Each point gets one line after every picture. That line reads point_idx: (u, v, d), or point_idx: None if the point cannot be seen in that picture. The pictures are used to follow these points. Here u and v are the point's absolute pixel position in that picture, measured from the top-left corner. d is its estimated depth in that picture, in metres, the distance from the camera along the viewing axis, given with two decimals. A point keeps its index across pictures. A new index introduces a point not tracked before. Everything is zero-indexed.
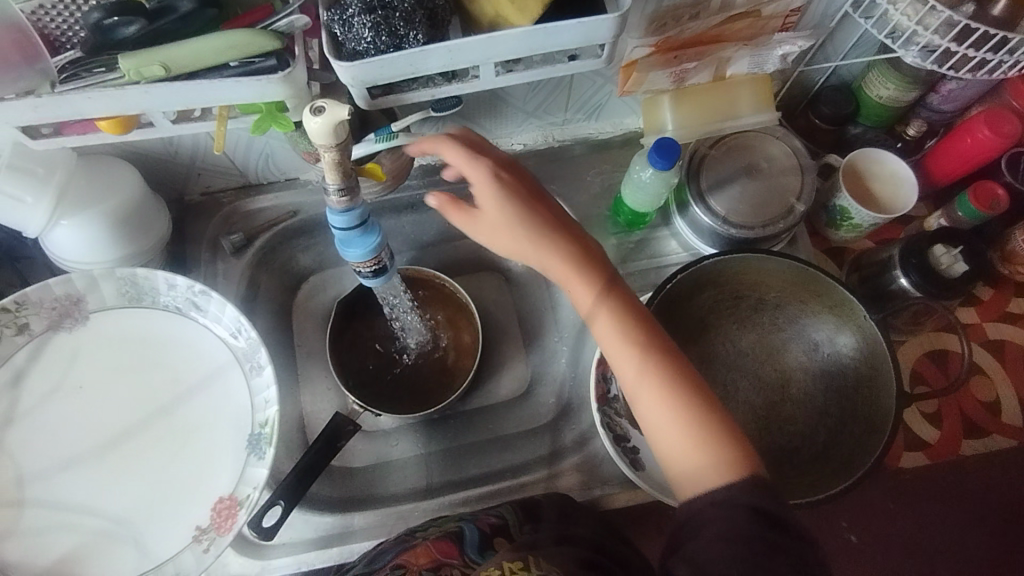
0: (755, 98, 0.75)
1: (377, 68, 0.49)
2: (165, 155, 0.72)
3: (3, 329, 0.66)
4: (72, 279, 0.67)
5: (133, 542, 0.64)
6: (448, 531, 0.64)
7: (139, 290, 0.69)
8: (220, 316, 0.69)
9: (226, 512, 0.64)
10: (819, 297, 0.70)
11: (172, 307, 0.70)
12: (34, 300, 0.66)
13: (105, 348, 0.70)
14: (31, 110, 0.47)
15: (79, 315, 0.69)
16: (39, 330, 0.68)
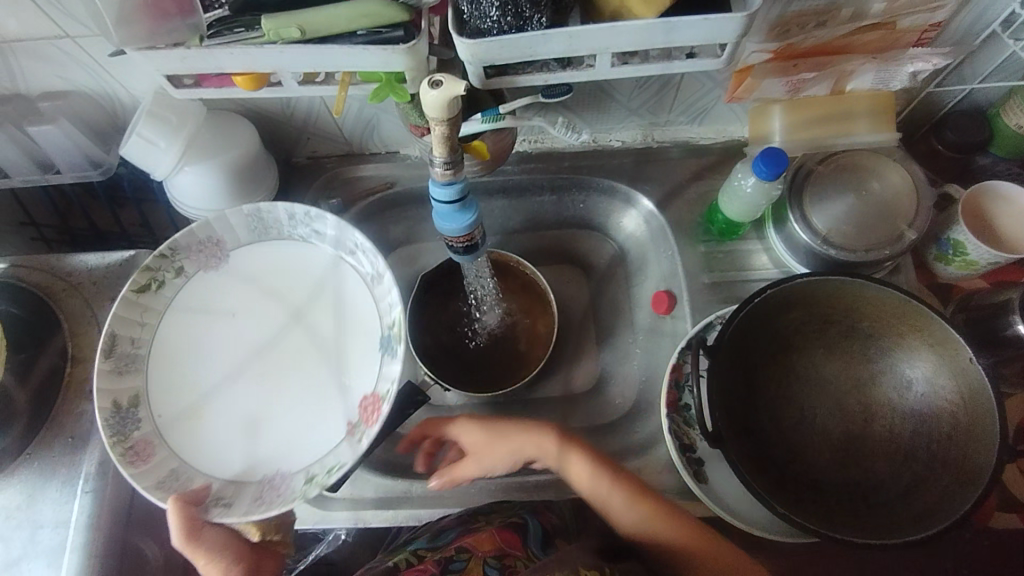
0: (872, 117, 0.72)
1: (498, 48, 0.50)
2: (281, 117, 0.76)
3: (163, 275, 0.69)
4: (211, 221, 0.70)
5: (296, 450, 0.66)
6: (511, 523, 0.69)
7: (266, 223, 0.71)
8: (338, 235, 0.71)
9: (373, 406, 0.66)
10: (919, 332, 0.66)
11: (297, 236, 0.73)
12: (182, 245, 0.69)
13: (247, 280, 0.72)
14: (180, 61, 0.51)
15: (220, 255, 0.71)
16: (189, 272, 0.71)
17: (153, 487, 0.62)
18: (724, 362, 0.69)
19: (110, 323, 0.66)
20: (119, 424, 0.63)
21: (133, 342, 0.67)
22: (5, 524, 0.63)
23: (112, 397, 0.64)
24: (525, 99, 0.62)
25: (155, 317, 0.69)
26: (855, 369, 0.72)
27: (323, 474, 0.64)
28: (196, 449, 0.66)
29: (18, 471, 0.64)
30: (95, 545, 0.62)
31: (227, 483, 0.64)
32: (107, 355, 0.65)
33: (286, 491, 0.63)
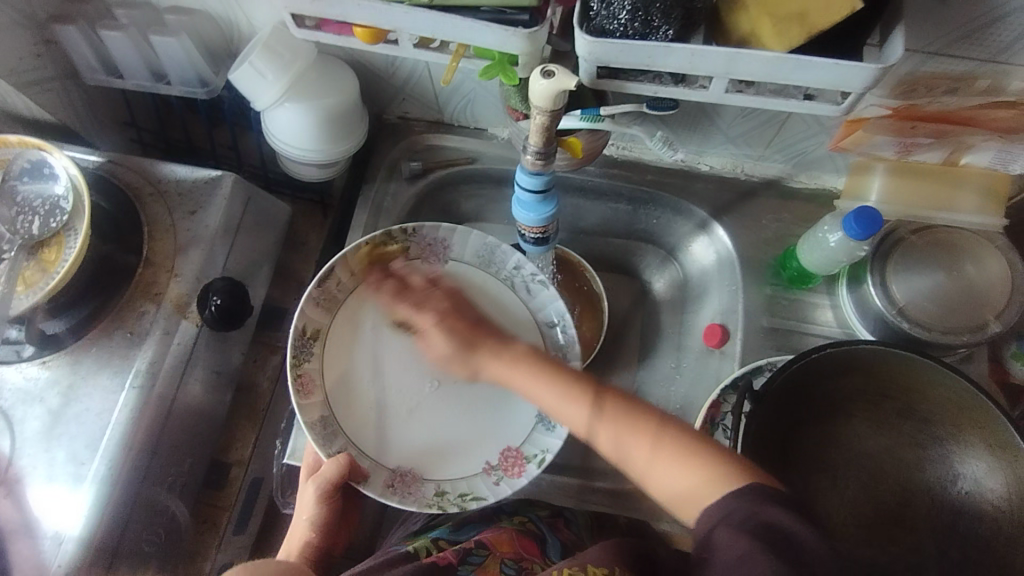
0: (980, 199, 0.68)
1: (617, 51, 0.50)
2: (384, 73, 0.77)
3: (384, 246, 0.72)
4: (456, 231, 0.73)
5: (434, 462, 0.69)
6: (527, 530, 0.67)
7: (494, 257, 0.74)
8: (549, 305, 0.74)
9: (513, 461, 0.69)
10: (980, 429, 0.63)
11: (510, 282, 0.75)
12: (423, 231, 0.73)
13: (445, 289, 0.74)
14: (308, 2, 0.52)
15: (440, 257, 0.74)
16: (410, 254, 0.73)
17: (313, 424, 0.66)
18: (780, 402, 0.66)
19: (335, 260, 0.70)
20: (299, 349, 0.68)
21: (337, 284, 0.71)
22: (55, 399, 0.66)
23: (305, 322, 0.68)
24: (630, 106, 0.60)
25: (361, 274, 0.72)
26: (900, 450, 0.68)
27: (455, 495, 0.67)
28: (352, 407, 0.70)
29: (76, 353, 0.68)
30: (132, 437, 0.66)
31: (377, 463, 0.68)
32: (318, 283, 0.69)
33: (419, 495, 0.67)
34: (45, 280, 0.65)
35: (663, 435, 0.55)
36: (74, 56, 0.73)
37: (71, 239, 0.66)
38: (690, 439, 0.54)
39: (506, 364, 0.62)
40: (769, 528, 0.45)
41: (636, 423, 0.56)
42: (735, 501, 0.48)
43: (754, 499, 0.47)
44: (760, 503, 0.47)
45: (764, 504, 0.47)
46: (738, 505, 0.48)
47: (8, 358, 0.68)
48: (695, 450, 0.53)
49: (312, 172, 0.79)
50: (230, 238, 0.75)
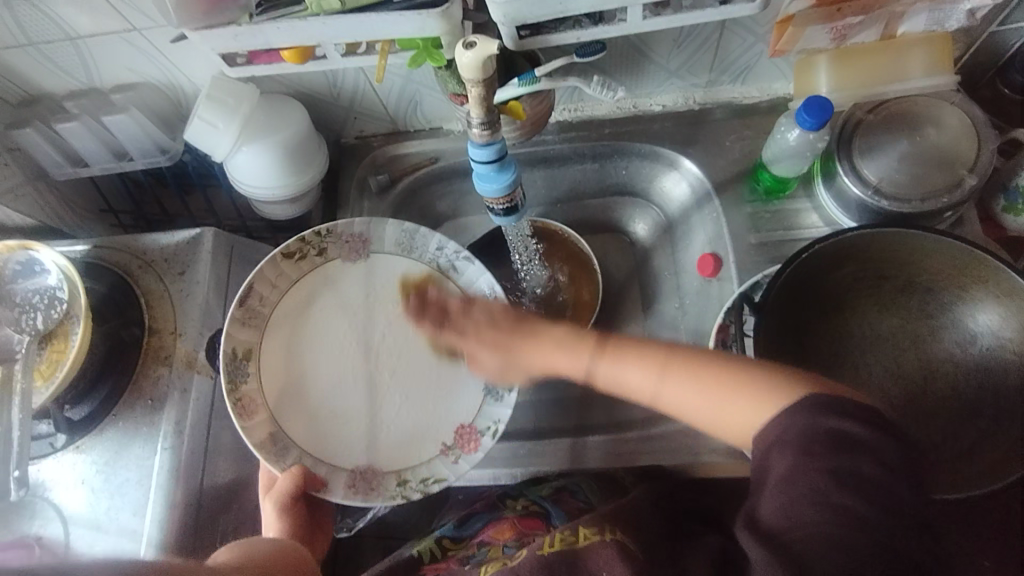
0: (927, 59, 0.68)
1: (528, 6, 0.51)
2: (329, 97, 0.79)
3: (308, 249, 0.74)
4: (371, 222, 0.75)
5: (393, 454, 0.71)
6: (533, 511, 0.71)
7: (413, 241, 0.76)
8: (477, 279, 0.75)
9: (468, 436, 0.72)
10: (984, 283, 0.63)
11: (434, 262, 0.77)
12: (337, 229, 0.75)
13: (362, 280, 0.76)
14: (232, 39, 0.54)
15: (359, 250, 0.76)
16: (331, 255, 0.76)
17: (259, 443, 0.67)
18: (772, 310, 0.67)
19: (251, 276, 0.70)
20: (233, 373, 0.68)
21: (259, 299, 0.72)
22: (96, 478, 0.69)
23: (234, 345, 0.69)
24: (561, 61, 0.62)
25: (287, 282, 0.74)
26: (911, 326, 0.69)
27: (418, 481, 0.70)
28: (299, 414, 0.71)
29: (105, 430, 0.70)
30: (174, 496, 0.68)
31: (335, 466, 0.70)
32: (240, 304, 0.70)
33: (382, 489, 0.70)
34: (59, 368, 0.67)
35: (672, 361, 0.56)
36: (39, 156, 0.77)
37: (75, 324, 0.68)
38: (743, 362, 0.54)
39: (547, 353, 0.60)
40: (833, 437, 0.46)
41: (644, 363, 0.56)
42: (789, 420, 0.48)
43: (802, 412, 0.48)
44: (815, 416, 0.47)
45: (821, 415, 0.47)
46: (798, 417, 0.48)
47: (43, 452, 0.70)
48: (765, 386, 0.52)
49: (286, 208, 0.81)
50: (223, 289, 0.78)
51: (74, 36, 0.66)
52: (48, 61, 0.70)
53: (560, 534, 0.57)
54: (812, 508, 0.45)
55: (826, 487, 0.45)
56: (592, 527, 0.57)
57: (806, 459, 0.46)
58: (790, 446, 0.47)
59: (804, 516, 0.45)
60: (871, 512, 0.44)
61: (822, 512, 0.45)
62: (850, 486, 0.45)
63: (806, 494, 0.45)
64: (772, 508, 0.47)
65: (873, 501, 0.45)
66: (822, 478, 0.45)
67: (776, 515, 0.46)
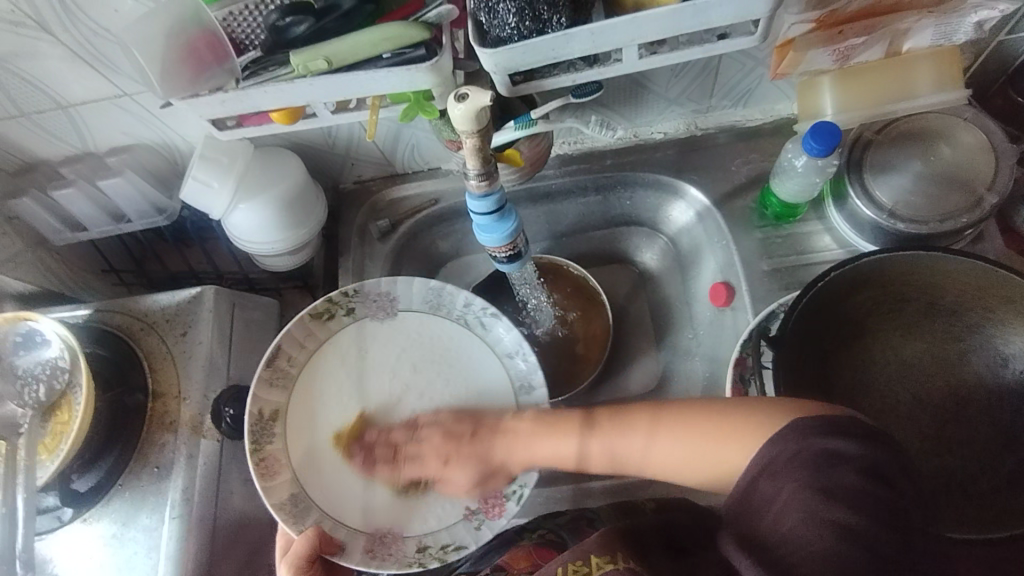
0: (934, 75, 0.66)
1: (520, 55, 0.50)
2: (324, 146, 0.78)
3: (336, 309, 0.74)
4: (398, 281, 0.75)
5: (403, 514, 0.69)
6: (549, 540, 0.65)
7: (442, 299, 0.75)
8: (503, 337, 0.74)
9: (494, 501, 0.68)
10: (1009, 302, 0.61)
11: (463, 320, 0.76)
12: (364, 290, 0.75)
13: (400, 339, 0.75)
14: (220, 104, 0.54)
15: (388, 309, 0.76)
16: (358, 315, 0.75)
17: (276, 507, 0.65)
18: (799, 341, 0.64)
19: (281, 337, 0.71)
20: (258, 433, 0.67)
21: (289, 359, 0.71)
22: (106, 550, 0.67)
23: (261, 405, 0.68)
24: (558, 102, 0.61)
25: (314, 343, 0.73)
26: (938, 350, 0.66)
27: (438, 548, 0.67)
28: (319, 477, 0.69)
29: (113, 501, 0.69)
30: (185, 566, 0.66)
31: (354, 529, 0.68)
32: (267, 364, 0.70)
33: (399, 554, 0.67)
34: (63, 441, 0.66)
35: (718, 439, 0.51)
36: (38, 224, 0.76)
37: (77, 395, 0.67)
38: (705, 421, 0.52)
39: (517, 445, 0.63)
40: (819, 457, 0.44)
41: (630, 425, 0.57)
42: (778, 447, 0.46)
43: (802, 436, 0.46)
44: (808, 440, 0.45)
45: (814, 440, 0.45)
46: (789, 439, 0.46)
47: (51, 527, 0.68)
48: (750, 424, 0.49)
49: (287, 260, 0.80)
50: (226, 347, 0.76)
51: (65, 105, 0.66)
52: (41, 130, 0.69)
53: (573, 564, 0.52)
54: (805, 524, 0.43)
55: (823, 509, 0.43)
56: (604, 555, 0.51)
57: (803, 482, 0.44)
58: (772, 479, 0.46)
59: (793, 530, 0.43)
60: (875, 531, 0.42)
61: (817, 526, 0.43)
62: (848, 506, 0.43)
63: (803, 516, 0.43)
64: (768, 522, 0.45)
65: (875, 520, 0.42)
66: (813, 496, 0.43)
67: (773, 528, 0.45)
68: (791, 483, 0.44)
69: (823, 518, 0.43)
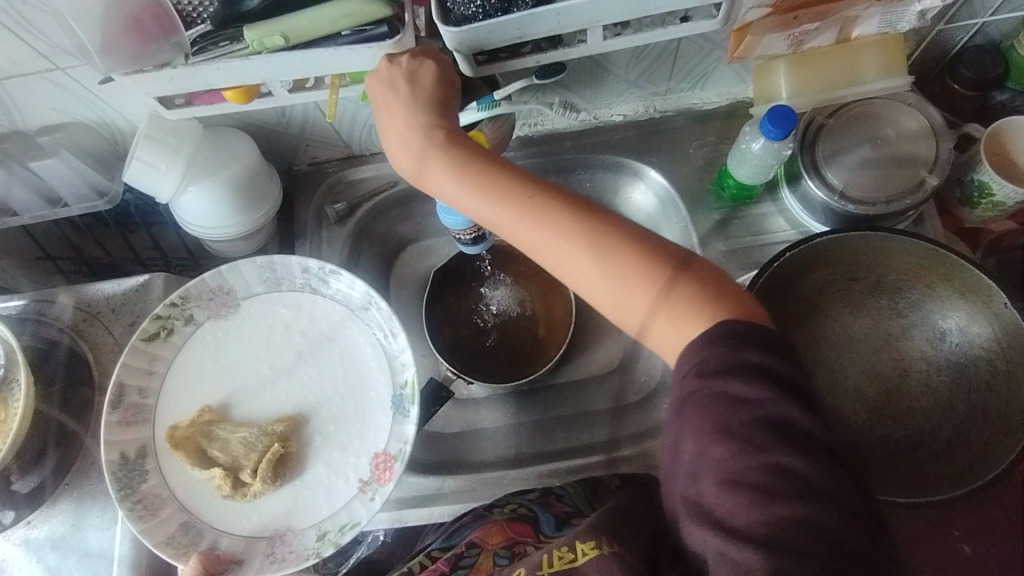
0: (882, 62, 0.68)
1: (485, 33, 0.49)
2: (276, 126, 0.75)
3: (172, 322, 0.71)
4: (224, 272, 0.72)
5: (291, 510, 0.66)
6: (521, 514, 0.66)
7: (278, 274, 0.73)
8: (348, 291, 0.72)
9: (384, 465, 0.67)
10: (949, 281, 0.64)
11: (307, 288, 0.73)
12: (193, 294, 0.71)
13: (243, 325, 0.73)
14: (168, 80, 0.51)
15: (229, 303, 0.73)
16: (198, 320, 0.72)
17: (162, 544, 0.63)
18: None
19: (118, 373, 0.67)
20: (126, 477, 0.64)
21: (141, 392, 0.68)
22: (51, 552, 0.64)
23: (121, 449, 0.65)
24: (521, 83, 0.60)
25: (164, 364, 0.70)
26: (884, 325, 0.69)
27: (336, 531, 0.65)
28: (193, 485, 0.66)
29: (59, 501, 0.65)
30: (143, 565, 0.64)
31: (247, 538, 0.65)
32: (115, 406, 0.66)
33: (300, 549, 0.65)
34: (0, 440, 0.62)
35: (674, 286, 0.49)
36: None
37: (15, 391, 0.63)
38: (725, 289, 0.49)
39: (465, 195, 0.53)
40: (726, 402, 0.44)
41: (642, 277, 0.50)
42: (705, 349, 0.45)
43: (706, 375, 0.44)
44: (727, 355, 0.44)
45: (737, 352, 0.44)
46: (710, 351, 0.45)
47: None
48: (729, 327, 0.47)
49: (239, 245, 0.77)
50: None
51: None
52: None
53: (558, 551, 0.56)
54: (737, 458, 0.43)
55: (754, 466, 0.43)
56: (589, 541, 0.55)
57: (722, 412, 0.44)
58: (696, 384, 0.45)
59: (736, 499, 0.43)
60: (810, 464, 0.42)
61: (750, 465, 0.43)
62: (773, 449, 0.43)
63: (744, 475, 0.43)
64: (699, 461, 0.45)
65: (801, 453, 0.43)
66: (739, 430, 0.43)
67: (708, 477, 0.44)
68: (714, 405, 0.44)
69: (743, 452, 0.43)
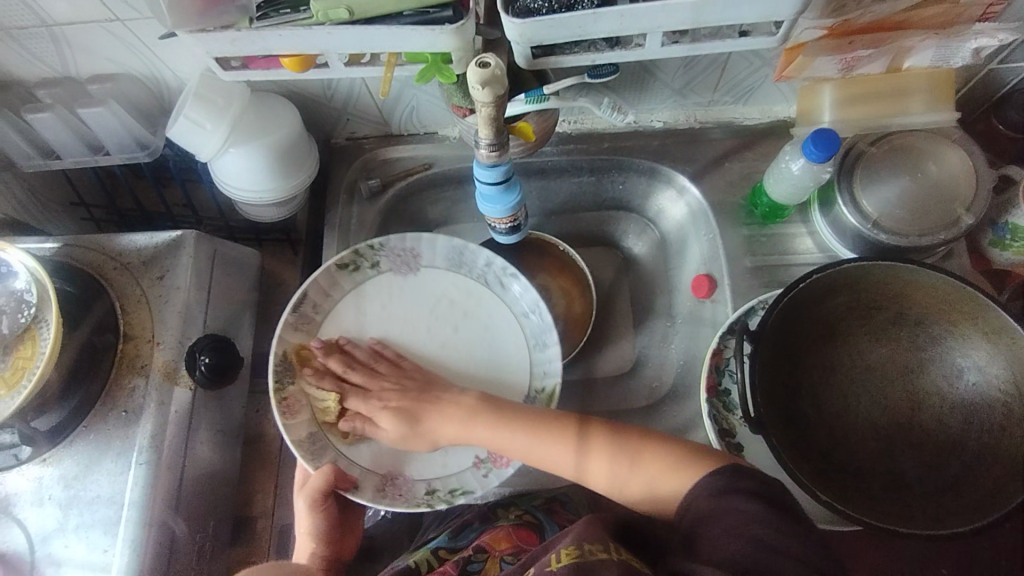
0: (928, 95, 0.69)
1: (546, 28, 0.49)
2: (321, 99, 0.76)
3: (361, 262, 0.75)
4: (422, 238, 0.75)
5: (408, 457, 0.70)
6: (526, 521, 0.69)
7: (464, 259, 0.76)
8: (519, 298, 0.75)
9: (502, 451, 0.69)
10: (972, 319, 0.64)
11: (482, 279, 0.76)
12: (390, 244, 0.75)
13: (416, 292, 0.76)
14: (229, 43, 0.51)
15: (411, 266, 0.76)
16: (382, 268, 0.76)
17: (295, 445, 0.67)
18: (773, 338, 0.67)
19: (308, 283, 0.72)
20: (281, 374, 0.69)
21: (314, 307, 0.73)
22: (65, 491, 0.66)
23: (285, 349, 0.70)
24: (571, 80, 0.61)
25: (340, 292, 0.74)
26: (901, 357, 0.69)
27: (445, 492, 0.69)
28: (333, 408, 0.70)
29: (75, 443, 0.67)
30: (150, 513, 0.65)
31: (365, 470, 0.69)
32: (294, 309, 0.71)
33: (409, 495, 0.68)
34: (25, 377, 0.63)
35: (637, 461, 0.57)
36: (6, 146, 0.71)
37: (44, 330, 0.64)
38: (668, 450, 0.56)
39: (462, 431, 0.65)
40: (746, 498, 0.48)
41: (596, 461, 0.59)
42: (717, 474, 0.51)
43: (724, 485, 0.49)
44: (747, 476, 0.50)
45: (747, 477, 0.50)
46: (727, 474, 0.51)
47: (7, 464, 0.66)
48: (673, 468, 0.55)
49: (271, 211, 0.78)
50: (205, 292, 0.74)
51: (49, 23, 0.62)
52: (19, 47, 0.65)
53: (564, 551, 0.53)
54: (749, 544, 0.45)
55: (768, 539, 0.45)
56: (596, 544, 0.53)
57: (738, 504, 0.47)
58: (719, 492, 0.49)
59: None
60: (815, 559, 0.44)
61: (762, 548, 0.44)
62: (783, 532, 0.45)
63: (752, 572, 0.44)
64: (713, 546, 0.46)
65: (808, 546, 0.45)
66: (754, 515, 0.46)
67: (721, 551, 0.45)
68: (736, 495, 0.48)
69: (758, 527, 0.45)
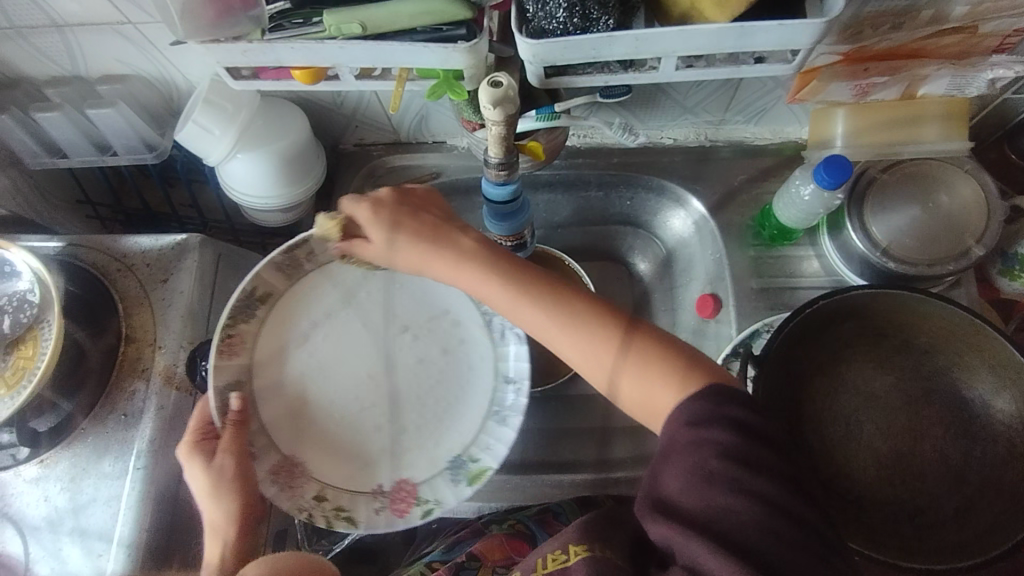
0: (942, 123, 0.68)
1: (560, 49, 0.49)
2: (331, 106, 0.75)
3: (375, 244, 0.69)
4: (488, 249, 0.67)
5: (322, 457, 0.67)
6: (518, 532, 0.71)
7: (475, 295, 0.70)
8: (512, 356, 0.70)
9: (406, 497, 0.66)
10: (980, 353, 0.64)
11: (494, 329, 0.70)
12: None
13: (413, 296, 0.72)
14: (240, 54, 0.51)
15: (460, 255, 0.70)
16: None
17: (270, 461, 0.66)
18: (779, 358, 0.66)
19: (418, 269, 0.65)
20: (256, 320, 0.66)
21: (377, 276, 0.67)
22: (61, 494, 0.65)
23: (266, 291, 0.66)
24: (582, 99, 0.61)
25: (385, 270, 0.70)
26: (906, 386, 0.68)
27: (331, 508, 0.66)
28: (267, 370, 0.68)
29: (73, 445, 0.67)
30: (145, 517, 0.65)
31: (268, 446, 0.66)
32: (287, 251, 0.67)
33: (297, 496, 0.65)
34: (25, 377, 0.62)
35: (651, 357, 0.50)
36: (14, 143, 0.71)
37: (45, 329, 0.64)
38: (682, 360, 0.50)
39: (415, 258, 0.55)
40: (704, 441, 0.45)
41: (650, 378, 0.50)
42: (691, 403, 0.47)
43: (692, 424, 0.46)
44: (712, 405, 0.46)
45: (718, 402, 0.46)
46: (698, 399, 0.47)
47: (6, 463, 0.66)
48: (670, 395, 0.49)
49: (277, 219, 0.77)
50: (207, 295, 0.74)
51: (60, 22, 0.61)
52: (31, 47, 0.65)
53: (551, 554, 0.55)
54: (711, 488, 0.44)
55: (731, 492, 0.43)
56: (581, 543, 0.53)
57: (701, 444, 0.45)
58: (686, 429, 0.46)
59: (714, 523, 0.43)
60: (783, 498, 0.43)
61: (722, 493, 0.43)
62: (750, 474, 0.44)
63: (713, 509, 0.43)
64: (671, 485, 0.45)
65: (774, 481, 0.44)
66: (714, 458, 0.44)
67: (675, 494, 0.45)
68: (701, 438, 0.45)
69: (719, 478, 0.44)
